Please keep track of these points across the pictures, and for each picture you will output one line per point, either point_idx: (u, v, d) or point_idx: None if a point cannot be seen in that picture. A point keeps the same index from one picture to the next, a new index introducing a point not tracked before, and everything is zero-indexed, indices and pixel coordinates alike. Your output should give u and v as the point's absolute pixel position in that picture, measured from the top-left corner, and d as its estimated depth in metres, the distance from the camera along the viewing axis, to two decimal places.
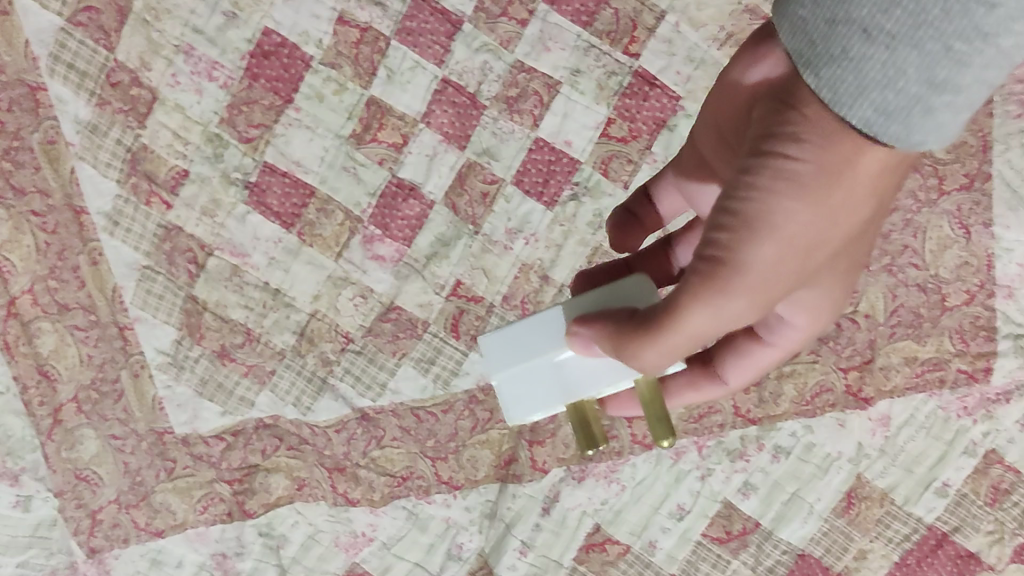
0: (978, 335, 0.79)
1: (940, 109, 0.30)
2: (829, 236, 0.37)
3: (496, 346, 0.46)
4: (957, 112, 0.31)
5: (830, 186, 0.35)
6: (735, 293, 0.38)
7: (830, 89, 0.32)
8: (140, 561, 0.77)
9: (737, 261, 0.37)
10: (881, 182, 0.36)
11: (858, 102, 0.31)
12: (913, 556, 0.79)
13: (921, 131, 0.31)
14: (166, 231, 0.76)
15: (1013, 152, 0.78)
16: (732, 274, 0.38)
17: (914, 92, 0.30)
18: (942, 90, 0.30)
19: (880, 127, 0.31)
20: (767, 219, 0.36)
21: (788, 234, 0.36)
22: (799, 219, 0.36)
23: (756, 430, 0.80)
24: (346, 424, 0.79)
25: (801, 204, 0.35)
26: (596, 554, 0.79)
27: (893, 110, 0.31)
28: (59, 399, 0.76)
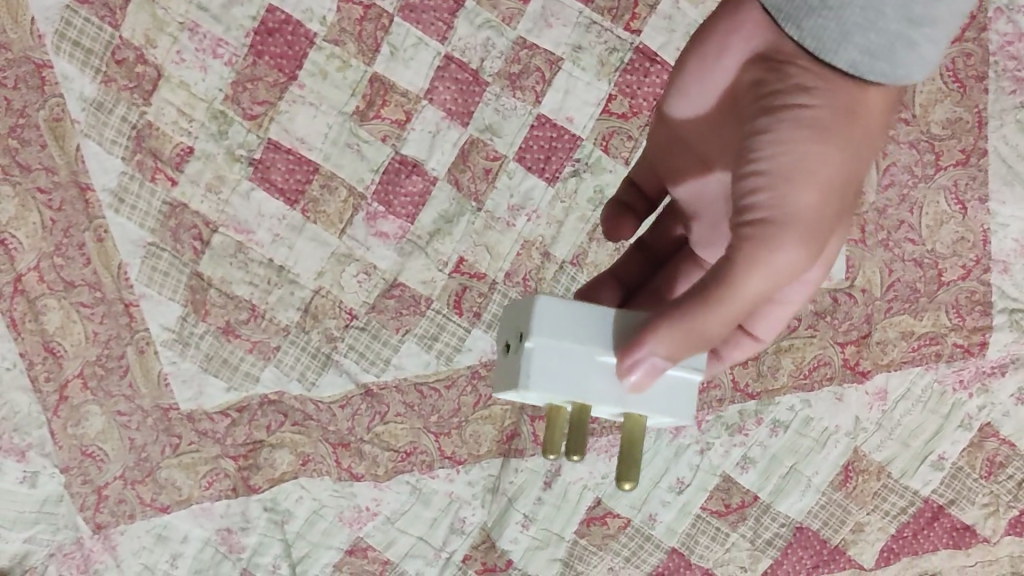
0: (974, 309, 0.80)
1: (918, 42, 0.37)
2: (854, 182, 0.41)
3: (551, 315, 0.41)
4: (932, 45, 0.37)
5: (848, 125, 0.40)
6: (791, 244, 0.39)
7: (816, 40, 0.38)
8: (146, 536, 0.78)
9: (790, 212, 0.39)
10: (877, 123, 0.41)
11: (844, 46, 0.37)
12: (910, 528, 0.81)
13: (902, 64, 0.37)
14: (171, 207, 0.76)
15: (1008, 129, 0.79)
16: (786, 225, 0.39)
17: (895, 29, 0.36)
18: (918, 25, 0.36)
19: (866, 66, 0.37)
20: (806, 166, 0.39)
21: (823, 176, 0.39)
22: (834, 158, 0.39)
23: (755, 404, 0.81)
24: (351, 400, 0.80)
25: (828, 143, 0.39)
26: (597, 528, 0.81)
27: (877, 49, 0.37)
28: (65, 374, 0.76)
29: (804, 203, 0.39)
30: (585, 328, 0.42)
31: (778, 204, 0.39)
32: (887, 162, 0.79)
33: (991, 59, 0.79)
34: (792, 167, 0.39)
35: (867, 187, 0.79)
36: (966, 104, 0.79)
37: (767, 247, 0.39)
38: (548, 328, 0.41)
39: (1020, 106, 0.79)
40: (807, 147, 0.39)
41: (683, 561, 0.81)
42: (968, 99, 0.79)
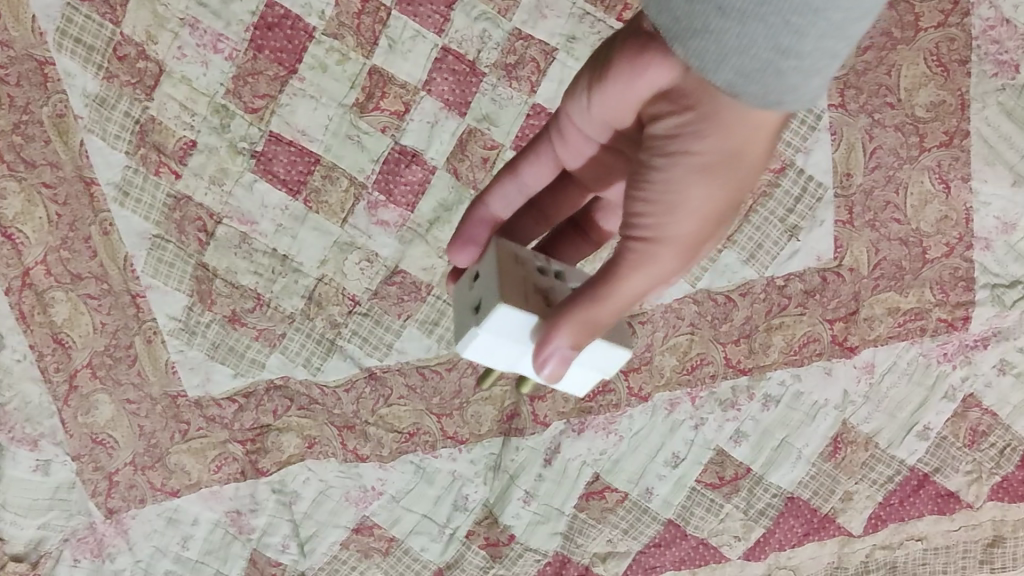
0: (958, 285, 0.82)
1: (789, 72, 0.27)
2: (744, 195, 0.35)
3: (498, 317, 0.38)
4: (807, 76, 0.27)
5: (767, 146, 0.34)
6: (686, 254, 0.36)
7: (697, 58, 0.28)
8: (157, 519, 0.82)
9: (686, 241, 0.36)
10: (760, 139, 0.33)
11: (720, 68, 0.28)
12: (897, 496, 0.86)
13: (782, 93, 0.28)
14: (176, 200, 0.78)
15: (990, 110, 0.78)
16: (680, 245, 0.36)
17: (763, 56, 0.27)
18: (789, 55, 0.26)
19: (743, 90, 0.28)
20: (686, 202, 0.34)
21: (704, 211, 0.35)
22: (730, 192, 0.34)
23: (747, 380, 0.84)
24: (355, 383, 0.83)
25: (706, 180, 0.34)
26: (596, 501, 0.85)
27: (753, 73, 0.27)
28: (74, 364, 0.78)
29: (702, 229, 0.35)
30: (507, 327, 0.39)
31: (674, 229, 0.35)
32: (872, 145, 0.79)
33: (973, 44, 0.78)
34: (681, 208, 0.34)
35: (854, 168, 0.79)
36: (949, 87, 0.78)
37: (669, 261, 0.36)
38: (492, 325, 0.39)
39: (1002, 88, 0.78)
40: (701, 195, 0.34)
41: (680, 531, 0.86)
42: (950, 83, 0.78)
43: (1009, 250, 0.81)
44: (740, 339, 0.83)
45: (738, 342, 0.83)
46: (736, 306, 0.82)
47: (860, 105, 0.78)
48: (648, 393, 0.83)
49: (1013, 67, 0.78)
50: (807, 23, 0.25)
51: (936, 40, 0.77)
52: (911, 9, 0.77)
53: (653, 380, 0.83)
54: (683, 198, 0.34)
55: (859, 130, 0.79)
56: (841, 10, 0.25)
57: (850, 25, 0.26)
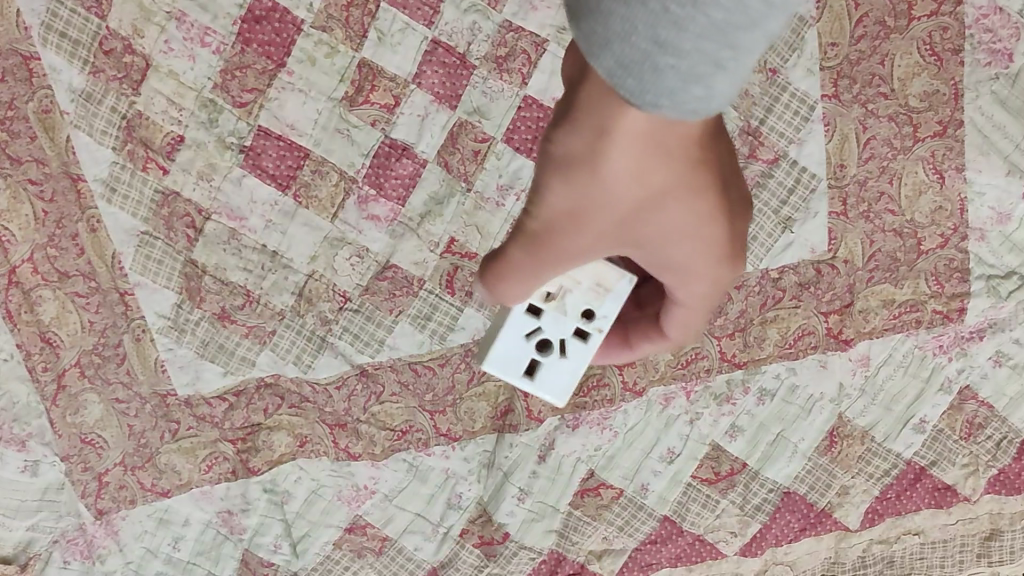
0: (953, 276, 0.81)
1: (667, 71, 0.26)
2: (621, 207, 0.38)
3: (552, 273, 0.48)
4: (686, 80, 0.27)
5: (637, 158, 0.36)
6: (572, 243, 0.41)
7: (584, 39, 0.28)
8: (147, 520, 0.81)
9: (561, 231, 0.40)
10: (611, 146, 0.35)
11: (603, 54, 0.27)
12: (893, 490, 0.86)
13: (653, 91, 0.27)
14: (164, 196, 0.77)
15: (983, 99, 0.78)
16: (557, 226, 0.40)
17: (642, 49, 0.26)
18: (667, 50, 0.26)
19: (619, 82, 0.28)
20: (563, 199, 0.39)
21: (573, 205, 0.38)
22: (599, 198, 0.38)
23: (742, 373, 0.83)
24: (347, 380, 0.82)
25: (567, 178, 0.38)
26: (591, 499, 0.84)
27: (631, 65, 0.27)
28: (63, 364, 0.78)
29: (573, 223, 0.40)
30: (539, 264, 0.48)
31: (545, 212, 0.40)
32: (866, 136, 0.79)
33: (966, 33, 0.77)
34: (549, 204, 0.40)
35: (848, 160, 0.79)
36: (942, 77, 0.78)
37: (554, 244, 0.41)
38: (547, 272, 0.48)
39: (995, 78, 0.77)
40: (564, 193, 0.38)
41: (675, 527, 0.85)
42: (943, 72, 0.77)
43: (1004, 241, 0.80)
44: (735, 333, 0.82)
45: (733, 336, 0.82)
46: (730, 300, 0.81)
47: (853, 96, 0.78)
48: (643, 387, 0.83)
49: (1007, 55, 0.77)
50: (687, 17, 0.25)
51: (929, 29, 0.77)
52: None
53: (648, 375, 0.83)
54: (547, 189, 0.39)
55: (852, 121, 0.78)
56: (722, 9, 0.25)
57: (733, 31, 0.25)
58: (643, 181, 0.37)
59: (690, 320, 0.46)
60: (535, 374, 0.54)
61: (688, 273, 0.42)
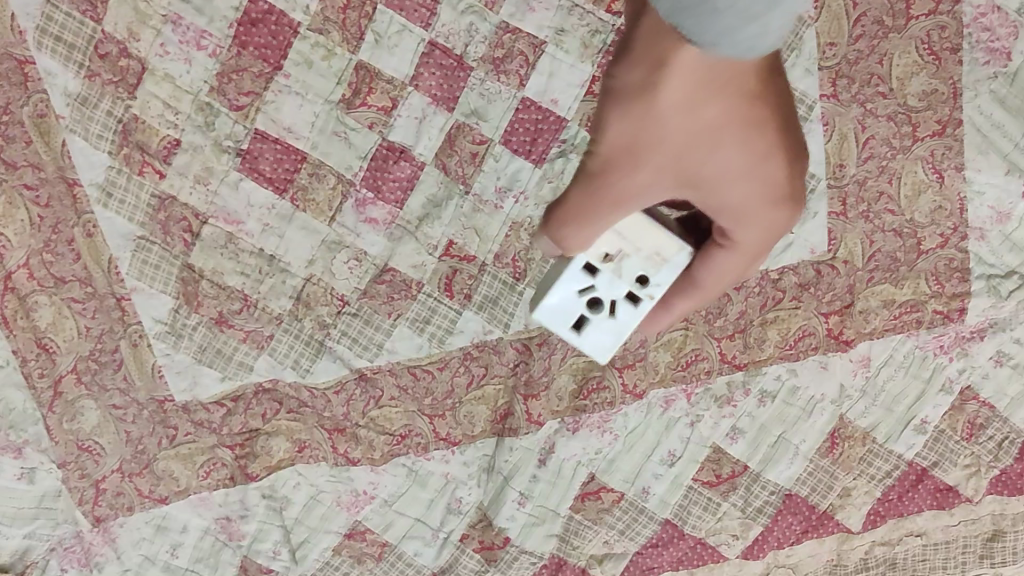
0: (953, 276, 0.81)
1: (722, 11, 0.26)
2: (680, 138, 0.42)
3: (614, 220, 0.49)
4: (744, 20, 0.27)
5: (692, 96, 0.39)
6: (633, 180, 0.45)
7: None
8: (145, 527, 0.80)
9: (625, 166, 0.44)
10: (666, 84, 0.39)
11: None
12: (895, 491, 0.85)
13: (710, 30, 0.27)
14: (160, 200, 0.76)
15: (982, 98, 0.77)
16: (623, 161, 0.44)
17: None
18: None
19: (680, 19, 0.28)
20: (625, 136, 0.43)
21: (636, 141, 0.43)
22: (658, 132, 0.42)
23: (743, 375, 0.83)
24: (345, 385, 0.81)
25: (628, 114, 0.42)
26: (592, 502, 0.84)
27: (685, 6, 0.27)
28: (59, 370, 0.77)
29: (635, 158, 0.44)
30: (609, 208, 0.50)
31: (610, 145, 0.44)
32: (865, 135, 0.78)
33: (965, 31, 0.77)
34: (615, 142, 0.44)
35: (847, 159, 0.79)
36: (941, 76, 0.77)
37: (617, 181, 0.45)
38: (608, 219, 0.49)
39: (994, 77, 0.77)
40: (623, 128, 0.43)
41: (677, 530, 0.85)
42: (942, 71, 0.77)
43: (1004, 240, 0.80)
44: (735, 334, 0.82)
45: (734, 337, 0.82)
46: (730, 301, 0.81)
47: (852, 95, 0.78)
48: (643, 390, 0.82)
49: (1005, 54, 0.77)
50: None
51: (928, 28, 0.77)
52: None
53: (648, 377, 0.82)
54: (610, 128, 0.43)
55: (852, 120, 0.78)
56: None
57: None
58: (697, 116, 0.40)
59: (740, 266, 0.48)
60: (581, 330, 0.52)
61: (746, 211, 0.45)
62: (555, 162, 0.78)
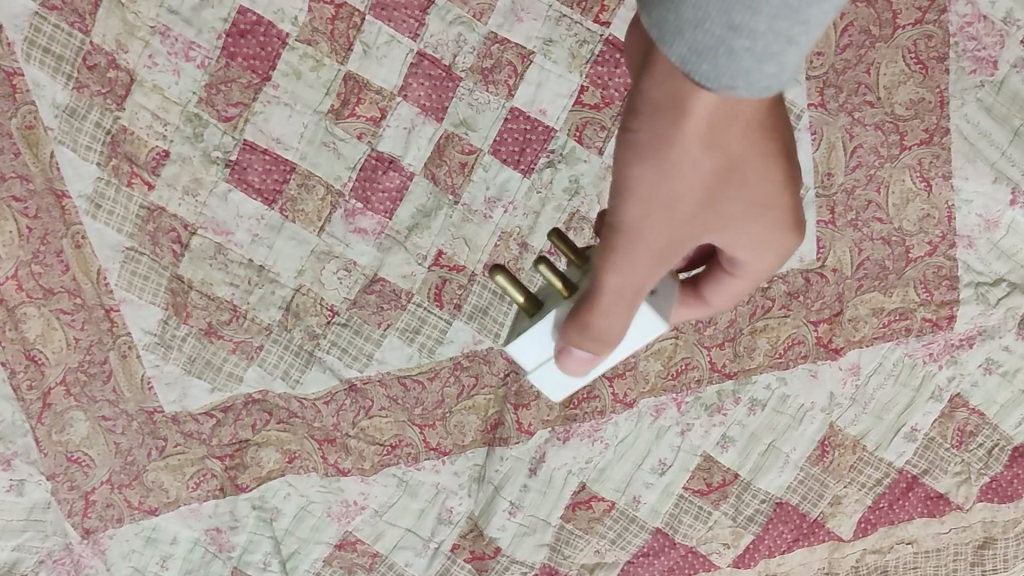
0: (942, 283, 0.81)
1: (742, 56, 0.22)
2: (707, 186, 0.32)
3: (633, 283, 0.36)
4: (762, 61, 0.22)
5: (716, 146, 0.30)
6: (651, 225, 0.33)
7: (650, 19, 0.23)
8: (135, 538, 0.80)
9: (636, 210, 0.33)
10: (687, 146, 0.30)
11: (674, 42, 0.23)
12: (886, 499, 0.85)
13: (730, 79, 0.23)
14: (149, 211, 0.76)
15: (969, 107, 0.78)
16: (634, 200, 0.33)
17: (717, 32, 0.22)
18: (743, 32, 0.22)
19: (693, 70, 0.23)
20: (645, 192, 0.32)
21: (670, 186, 0.32)
22: (683, 186, 0.32)
23: (733, 384, 0.83)
24: (335, 396, 0.81)
25: (649, 171, 0.31)
26: (583, 511, 0.84)
27: (705, 53, 0.22)
28: (48, 381, 0.77)
29: (652, 200, 0.32)
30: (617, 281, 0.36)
31: (631, 199, 0.33)
32: (852, 144, 0.79)
33: (951, 41, 0.77)
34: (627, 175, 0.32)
35: (835, 168, 0.79)
36: (928, 85, 0.78)
37: (635, 240, 0.34)
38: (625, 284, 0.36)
39: (981, 85, 0.78)
40: (648, 182, 0.31)
41: (668, 539, 0.85)
42: (929, 79, 0.77)
43: (992, 248, 0.80)
44: (724, 343, 0.82)
45: (723, 346, 0.82)
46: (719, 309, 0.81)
47: (839, 105, 0.78)
48: (633, 399, 0.82)
49: (991, 63, 0.77)
50: None
51: (914, 37, 0.77)
52: (889, 7, 0.77)
53: (638, 386, 0.82)
54: (631, 178, 0.32)
55: (839, 130, 0.78)
56: None
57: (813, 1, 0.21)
58: (718, 165, 0.31)
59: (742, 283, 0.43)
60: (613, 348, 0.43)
61: (764, 236, 0.37)
62: (544, 172, 0.78)
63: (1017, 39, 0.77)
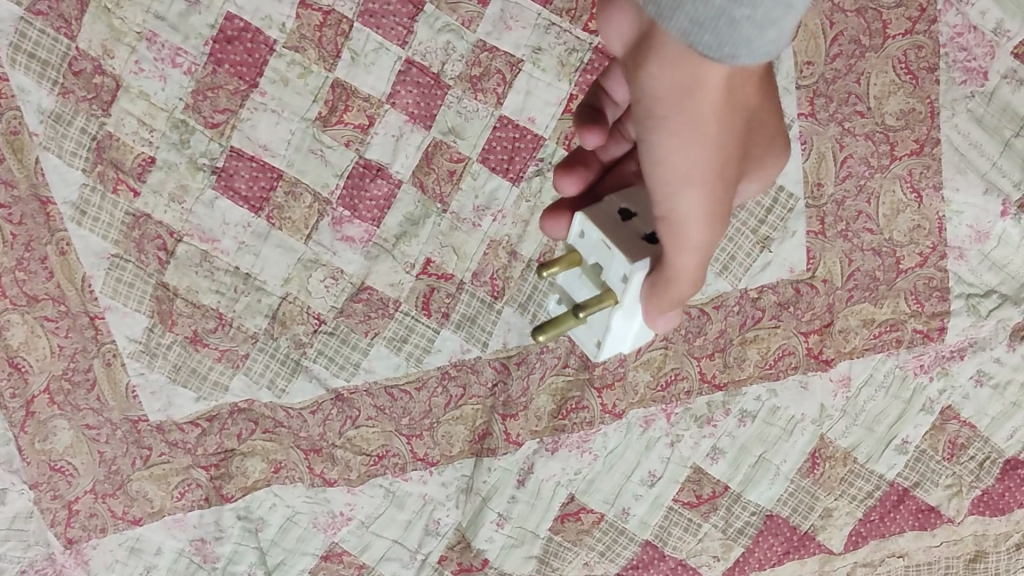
0: (933, 295, 0.81)
1: (742, 23, 0.27)
2: (738, 146, 0.33)
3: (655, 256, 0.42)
4: (761, 27, 0.27)
5: (738, 104, 0.32)
6: (707, 202, 0.34)
7: (653, 2, 0.27)
8: (119, 549, 0.79)
9: (693, 195, 0.34)
10: (722, 112, 0.31)
11: (675, 15, 0.27)
12: (877, 512, 0.85)
13: (731, 43, 0.27)
14: (135, 218, 0.75)
15: (960, 118, 0.77)
16: (686, 186, 0.33)
17: (717, 3, 0.26)
18: (742, 1, 0.26)
19: (694, 41, 0.27)
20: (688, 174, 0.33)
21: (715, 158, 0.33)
22: (725, 152, 0.33)
23: (722, 395, 0.82)
24: (321, 405, 0.80)
25: (690, 152, 0.32)
26: (572, 523, 0.83)
27: (707, 22, 0.27)
28: (31, 390, 0.76)
29: (704, 180, 0.33)
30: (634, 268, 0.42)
31: (681, 184, 0.33)
32: (843, 154, 0.78)
33: (941, 51, 0.76)
34: (669, 167, 0.33)
35: (825, 178, 0.78)
36: (919, 95, 0.77)
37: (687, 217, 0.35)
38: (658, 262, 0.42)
39: (971, 96, 0.77)
40: (692, 162, 0.32)
41: (657, 552, 0.85)
42: (919, 90, 0.77)
43: (983, 259, 0.80)
44: (715, 353, 0.81)
45: (713, 357, 0.81)
46: (710, 319, 0.81)
47: (829, 114, 0.77)
48: (622, 410, 0.81)
49: (982, 74, 0.76)
50: None
51: (903, 47, 0.76)
52: (880, 17, 0.76)
53: (628, 397, 0.81)
54: (677, 166, 0.33)
55: (829, 140, 0.78)
56: None
57: None
58: (743, 120, 0.33)
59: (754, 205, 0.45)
60: None
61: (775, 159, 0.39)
62: (533, 181, 0.78)
63: (1007, 50, 0.76)
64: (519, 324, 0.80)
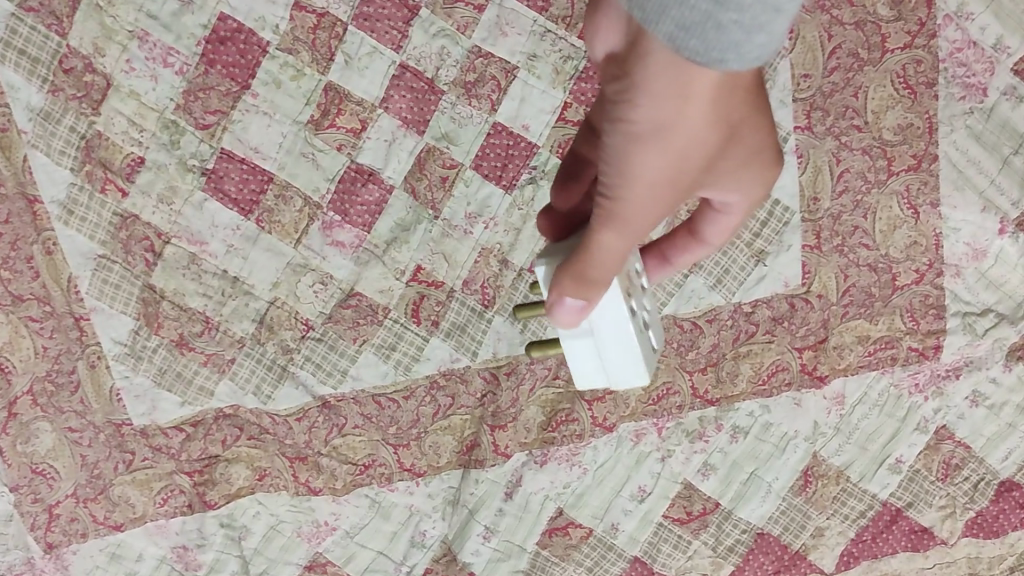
0: (928, 313, 0.80)
1: (729, 27, 0.26)
2: (704, 155, 0.34)
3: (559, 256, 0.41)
4: (750, 31, 0.26)
5: (714, 118, 0.32)
6: (655, 199, 0.35)
7: (638, 7, 0.27)
8: (99, 555, 0.77)
9: (638, 189, 0.34)
10: (694, 122, 0.32)
11: (660, 19, 0.26)
12: (869, 532, 0.83)
13: (718, 48, 0.26)
14: (122, 219, 0.75)
15: (958, 134, 0.77)
16: (639, 182, 0.34)
17: (703, 7, 0.25)
18: (729, 6, 0.25)
19: (681, 45, 0.27)
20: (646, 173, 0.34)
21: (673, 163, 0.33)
22: (686, 160, 0.33)
23: (715, 410, 0.81)
24: (308, 413, 0.79)
25: (652, 155, 0.33)
26: (560, 538, 0.81)
27: (693, 27, 0.26)
28: (14, 391, 0.75)
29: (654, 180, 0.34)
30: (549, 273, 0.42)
31: (637, 181, 0.34)
32: (840, 168, 0.78)
33: (940, 66, 0.76)
34: (630, 160, 0.34)
35: (821, 193, 0.78)
36: (916, 110, 0.77)
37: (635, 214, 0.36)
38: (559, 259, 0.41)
39: (969, 112, 0.77)
40: (652, 163, 0.33)
41: (646, 568, 0.83)
42: (916, 104, 0.77)
43: (980, 277, 0.80)
44: (707, 368, 0.80)
45: (705, 371, 0.80)
46: (702, 333, 0.80)
47: (826, 128, 0.77)
48: (613, 423, 0.81)
49: (981, 90, 0.77)
50: None
51: (903, 62, 0.76)
52: (879, 30, 0.76)
53: (619, 410, 0.81)
54: (637, 163, 0.33)
55: (825, 153, 0.77)
56: None
57: None
58: (716, 133, 0.33)
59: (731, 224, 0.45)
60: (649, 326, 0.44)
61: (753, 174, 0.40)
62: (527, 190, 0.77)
63: (1007, 66, 0.76)
64: (510, 334, 0.79)
